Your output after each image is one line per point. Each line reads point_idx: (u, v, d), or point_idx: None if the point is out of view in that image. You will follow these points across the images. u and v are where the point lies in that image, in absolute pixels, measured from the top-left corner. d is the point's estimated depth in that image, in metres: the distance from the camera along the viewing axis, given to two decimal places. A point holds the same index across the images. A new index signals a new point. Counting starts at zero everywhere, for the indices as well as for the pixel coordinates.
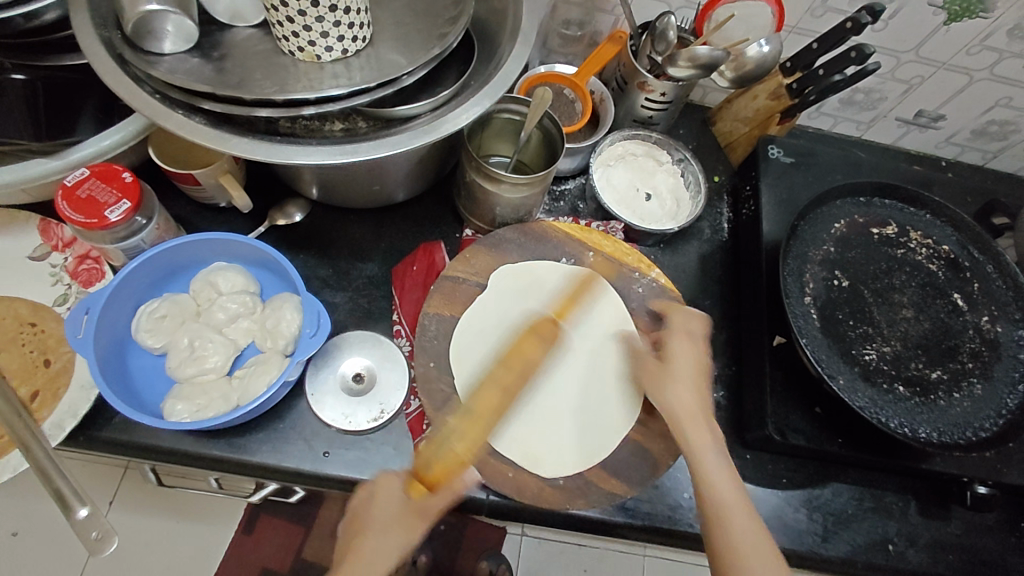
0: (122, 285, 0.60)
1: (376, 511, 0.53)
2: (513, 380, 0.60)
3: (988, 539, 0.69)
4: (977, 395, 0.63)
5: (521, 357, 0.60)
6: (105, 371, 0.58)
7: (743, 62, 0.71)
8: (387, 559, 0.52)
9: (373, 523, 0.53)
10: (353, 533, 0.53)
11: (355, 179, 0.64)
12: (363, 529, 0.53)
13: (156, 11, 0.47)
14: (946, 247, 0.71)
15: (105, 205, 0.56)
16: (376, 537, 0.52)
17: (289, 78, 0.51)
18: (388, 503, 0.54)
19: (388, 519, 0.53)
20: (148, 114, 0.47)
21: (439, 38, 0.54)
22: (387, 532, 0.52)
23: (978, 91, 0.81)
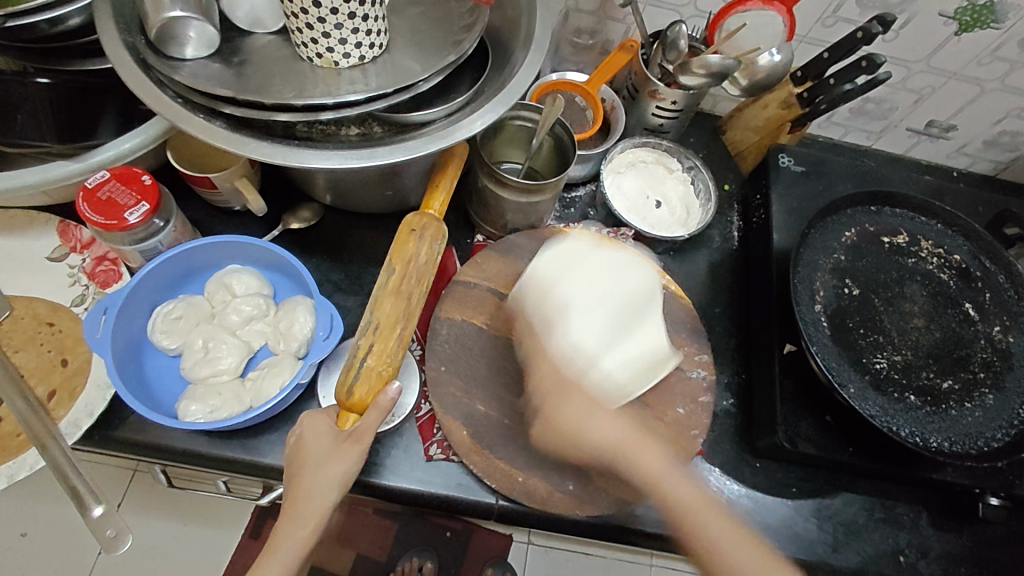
0: (139, 287, 0.61)
1: (310, 451, 0.53)
2: (399, 283, 0.56)
3: (1000, 552, 0.68)
4: (988, 405, 0.63)
5: (406, 256, 0.57)
6: (121, 370, 0.58)
7: (755, 71, 0.72)
8: (322, 501, 0.51)
9: (313, 469, 0.52)
10: (294, 476, 0.52)
11: (369, 184, 0.65)
12: (303, 471, 0.52)
13: (179, 17, 0.48)
14: (957, 257, 0.71)
15: (125, 207, 0.57)
16: (313, 476, 0.51)
17: (307, 84, 0.51)
18: (326, 447, 0.53)
19: (325, 455, 0.52)
20: (169, 119, 0.48)
21: (454, 46, 0.55)
22: (324, 473, 0.51)
23: (990, 102, 0.81)
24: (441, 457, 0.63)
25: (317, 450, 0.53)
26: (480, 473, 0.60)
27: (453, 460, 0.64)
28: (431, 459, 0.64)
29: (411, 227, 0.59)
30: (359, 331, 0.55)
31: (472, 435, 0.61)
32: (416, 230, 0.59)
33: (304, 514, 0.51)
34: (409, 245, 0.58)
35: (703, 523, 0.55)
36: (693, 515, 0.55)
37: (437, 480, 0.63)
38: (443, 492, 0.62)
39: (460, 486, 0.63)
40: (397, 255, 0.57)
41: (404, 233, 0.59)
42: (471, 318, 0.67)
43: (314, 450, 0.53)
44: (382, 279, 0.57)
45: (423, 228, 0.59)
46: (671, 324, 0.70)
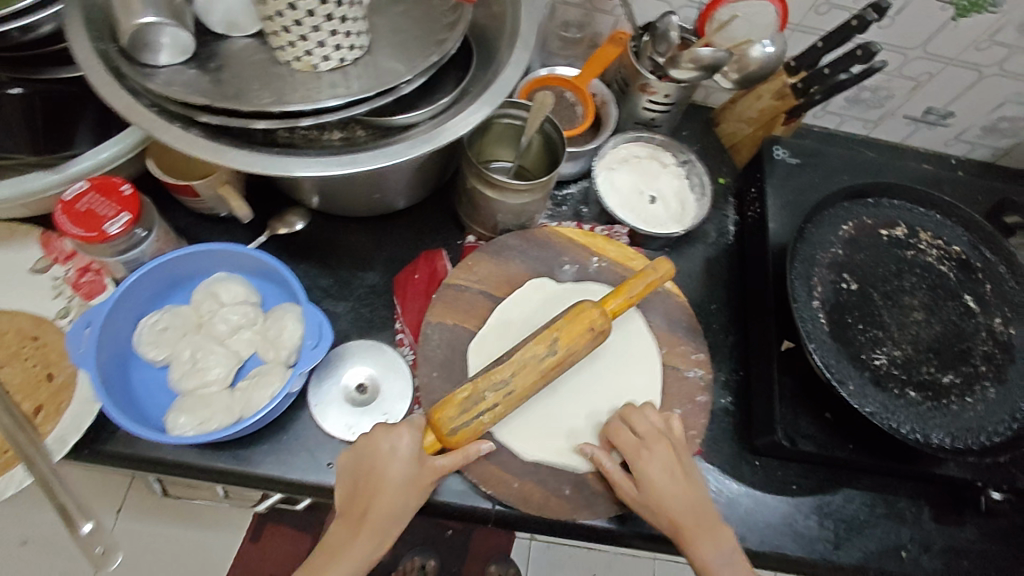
0: (124, 298, 0.60)
1: (391, 478, 0.52)
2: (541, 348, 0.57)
3: (1004, 545, 0.68)
4: (990, 399, 0.62)
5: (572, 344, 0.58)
6: (107, 384, 0.57)
7: (746, 64, 0.69)
8: (396, 522, 0.53)
9: (390, 490, 0.52)
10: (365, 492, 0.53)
11: (355, 187, 0.64)
12: (379, 490, 0.52)
13: (151, 23, 0.46)
14: (957, 248, 0.70)
15: (105, 218, 0.55)
16: (388, 497, 0.52)
17: (286, 88, 0.50)
18: (406, 472, 0.53)
19: (403, 484, 0.53)
20: (144, 128, 0.46)
21: (437, 45, 0.54)
22: (402, 497, 0.53)
23: (988, 87, 0.80)
24: None
25: (394, 479, 0.53)
26: (475, 480, 0.59)
27: (448, 467, 0.63)
28: None
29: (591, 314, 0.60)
30: (494, 383, 0.56)
31: None
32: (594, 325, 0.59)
33: (369, 532, 0.52)
34: (580, 336, 0.59)
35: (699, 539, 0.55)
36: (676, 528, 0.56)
37: (433, 487, 0.62)
38: (438, 499, 0.62)
39: (455, 492, 0.62)
40: (567, 336, 0.58)
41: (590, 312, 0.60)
42: (463, 322, 0.66)
43: (390, 473, 0.53)
44: (540, 354, 0.57)
45: (596, 311, 0.60)
46: (667, 322, 0.69)
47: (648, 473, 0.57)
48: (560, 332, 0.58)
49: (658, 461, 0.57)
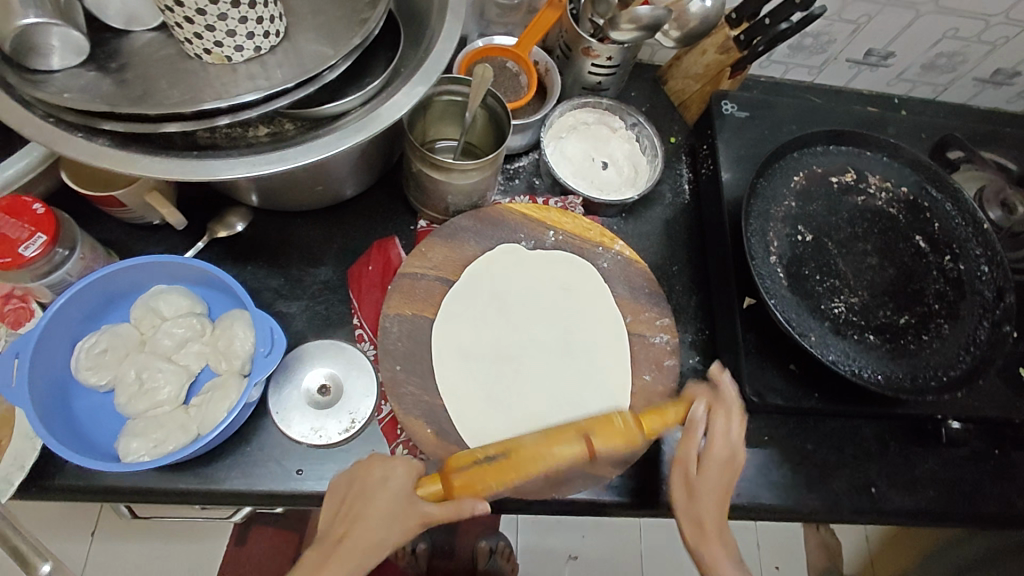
0: (53, 325, 0.56)
1: (382, 503, 0.50)
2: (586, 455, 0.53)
3: (964, 470, 0.71)
4: (944, 335, 0.64)
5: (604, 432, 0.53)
6: (46, 418, 0.54)
7: (686, 20, 0.68)
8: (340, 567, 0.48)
9: (388, 501, 0.50)
10: (360, 497, 0.51)
11: (293, 181, 0.60)
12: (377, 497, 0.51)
13: (35, 24, 0.41)
14: (905, 190, 0.71)
15: (19, 241, 0.51)
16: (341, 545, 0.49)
17: (199, 85, 0.46)
18: (392, 490, 0.51)
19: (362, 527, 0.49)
20: (43, 143, 0.42)
21: (361, 25, 0.50)
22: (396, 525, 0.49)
23: (926, 25, 0.80)
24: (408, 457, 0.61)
25: (399, 488, 0.51)
26: None
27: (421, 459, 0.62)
28: None
29: (625, 430, 0.54)
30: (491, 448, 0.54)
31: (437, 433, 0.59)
32: (598, 443, 0.53)
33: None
34: (614, 441, 0.53)
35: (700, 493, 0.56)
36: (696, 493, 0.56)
37: None
38: None
39: None
40: (601, 435, 0.53)
41: (624, 421, 0.55)
42: (422, 311, 0.64)
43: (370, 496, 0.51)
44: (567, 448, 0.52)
45: (630, 422, 0.55)
46: (629, 291, 0.68)
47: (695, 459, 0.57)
48: (592, 437, 0.53)
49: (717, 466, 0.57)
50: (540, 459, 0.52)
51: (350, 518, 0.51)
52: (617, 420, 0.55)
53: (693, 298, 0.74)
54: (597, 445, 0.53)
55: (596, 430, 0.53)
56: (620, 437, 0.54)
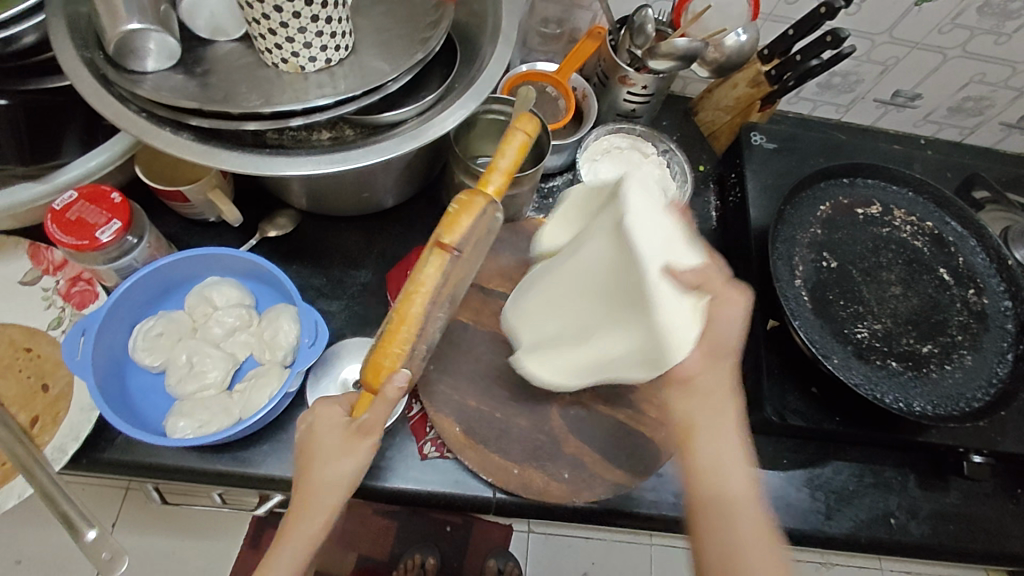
0: (116, 306, 0.60)
1: (323, 440, 0.50)
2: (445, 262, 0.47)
3: (985, 506, 0.71)
4: (967, 366, 0.65)
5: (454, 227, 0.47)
6: (105, 391, 0.58)
7: (721, 52, 0.73)
8: (330, 498, 0.49)
9: (329, 429, 0.50)
10: (307, 445, 0.51)
11: (343, 187, 0.65)
12: (320, 429, 0.51)
13: (138, 30, 0.47)
14: (929, 224, 0.73)
15: (96, 226, 0.56)
16: (319, 474, 0.49)
17: (274, 90, 0.51)
18: (328, 432, 0.50)
19: (332, 451, 0.49)
20: (135, 134, 0.47)
21: (421, 43, 0.55)
22: (337, 437, 0.50)
23: (953, 68, 0.83)
24: (436, 454, 0.63)
25: (331, 419, 0.51)
26: (476, 469, 0.60)
27: (447, 457, 0.64)
28: (426, 458, 0.63)
29: (464, 206, 0.48)
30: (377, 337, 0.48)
31: (465, 432, 0.62)
32: (443, 236, 0.47)
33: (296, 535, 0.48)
34: (463, 221, 0.48)
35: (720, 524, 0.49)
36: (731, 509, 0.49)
37: (436, 478, 0.63)
38: (438, 490, 0.62)
39: (454, 483, 0.63)
40: (448, 224, 0.47)
41: (456, 203, 0.48)
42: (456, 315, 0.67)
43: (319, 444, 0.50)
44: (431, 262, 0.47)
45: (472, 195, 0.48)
46: None
47: (703, 468, 0.51)
48: (442, 236, 0.47)
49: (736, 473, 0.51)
50: (411, 323, 0.46)
51: (301, 469, 0.50)
52: (448, 208, 0.48)
53: None
54: (444, 239, 0.47)
55: (439, 231, 0.47)
56: (465, 214, 0.48)
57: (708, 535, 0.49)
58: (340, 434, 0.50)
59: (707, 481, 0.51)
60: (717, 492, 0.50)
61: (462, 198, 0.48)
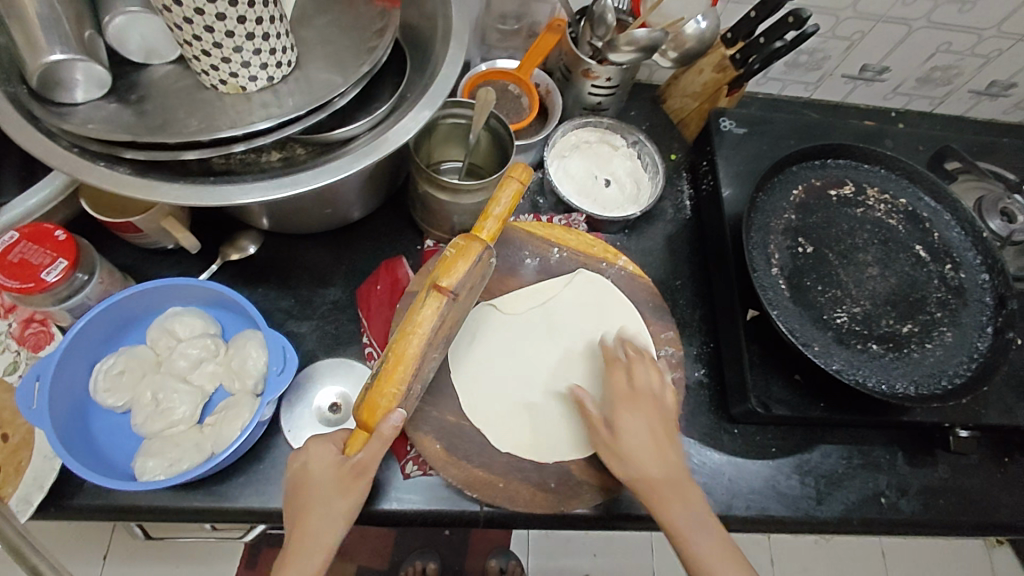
0: (73, 347, 0.58)
1: (317, 479, 0.49)
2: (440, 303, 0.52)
3: (974, 478, 0.71)
4: (948, 343, 0.64)
5: (450, 270, 0.53)
6: (65, 437, 0.55)
7: (682, 41, 0.71)
8: (329, 536, 0.47)
9: (321, 467, 0.49)
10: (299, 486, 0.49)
11: (303, 205, 0.62)
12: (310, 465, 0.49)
13: (62, 60, 0.44)
14: (903, 201, 0.72)
15: (41, 266, 0.53)
16: (318, 511, 0.48)
17: (215, 114, 0.48)
18: (323, 469, 0.49)
19: (330, 486, 0.48)
20: (67, 171, 0.44)
21: (369, 53, 0.53)
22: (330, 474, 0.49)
23: (919, 39, 0.82)
24: (419, 473, 0.62)
25: (325, 456, 0.50)
26: (460, 486, 0.59)
27: (431, 474, 0.62)
28: (408, 477, 0.62)
29: (460, 251, 0.54)
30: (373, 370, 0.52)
31: (446, 448, 0.60)
32: (440, 280, 0.53)
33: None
34: (458, 266, 0.54)
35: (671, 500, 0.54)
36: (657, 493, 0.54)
37: (420, 498, 0.61)
38: (425, 509, 0.61)
39: (442, 499, 0.61)
40: (445, 268, 0.53)
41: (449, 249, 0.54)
42: None
43: (315, 481, 0.49)
44: (433, 303, 0.52)
45: (466, 245, 0.54)
46: (631, 304, 0.69)
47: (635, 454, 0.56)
48: (440, 282, 0.53)
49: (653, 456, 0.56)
50: (408, 360, 0.50)
51: (293, 514, 0.49)
52: (447, 252, 0.54)
53: (697, 311, 0.75)
54: (441, 281, 0.53)
55: (437, 275, 0.54)
56: (461, 258, 0.54)
57: (659, 506, 0.54)
58: (336, 470, 0.49)
59: (640, 463, 0.55)
60: (645, 479, 0.55)
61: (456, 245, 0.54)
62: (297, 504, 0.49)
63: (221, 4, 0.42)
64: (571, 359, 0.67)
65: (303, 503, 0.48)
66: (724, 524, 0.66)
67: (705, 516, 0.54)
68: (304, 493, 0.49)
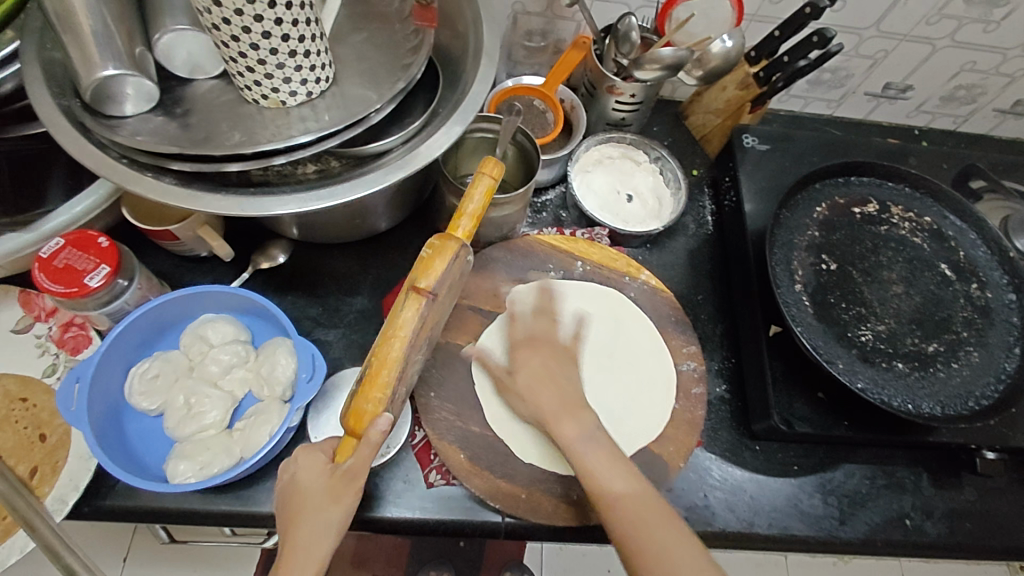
0: (110, 351, 0.59)
1: (309, 488, 0.49)
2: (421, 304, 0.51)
3: (1001, 501, 0.70)
4: (974, 363, 0.64)
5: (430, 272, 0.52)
6: (102, 438, 0.57)
7: (708, 59, 0.72)
8: (321, 548, 0.47)
9: (309, 476, 0.49)
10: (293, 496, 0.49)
11: (334, 215, 0.64)
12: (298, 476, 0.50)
13: (114, 75, 0.46)
14: (928, 219, 0.72)
15: (84, 272, 0.55)
16: (308, 520, 0.48)
17: (256, 127, 0.50)
18: (314, 479, 0.49)
19: (321, 497, 0.48)
20: (116, 181, 0.46)
21: (403, 70, 0.54)
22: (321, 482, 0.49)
23: (943, 59, 0.82)
24: (442, 483, 0.62)
25: (315, 466, 0.50)
26: (483, 496, 0.59)
27: (454, 484, 0.63)
28: (432, 486, 0.62)
29: (437, 250, 0.53)
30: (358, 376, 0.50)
31: (470, 458, 0.61)
32: (420, 282, 0.52)
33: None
34: (437, 265, 0.53)
35: (641, 518, 0.50)
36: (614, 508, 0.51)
37: (441, 506, 0.62)
38: (447, 518, 0.62)
39: (464, 509, 0.62)
40: (423, 268, 0.52)
41: (427, 250, 0.53)
42: (454, 338, 0.66)
43: (306, 492, 0.49)
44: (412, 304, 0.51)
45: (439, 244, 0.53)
46: (652, 318, 0.70)
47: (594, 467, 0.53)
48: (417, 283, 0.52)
49: (616, 472, 0.53)
50: (392, 364, 0.49)
51: (284, 525, 0.49)
52: (424, 253, 0.53)
53: (719, 326, 0.75)
54: (419, 283, 0.52)
55: (415, 275, 0.52)
56: (438, 257, 0.53)
57: (618, 518, 0.50)
58: (327, 479, 0.49)
59: (605, 478, 0.52)
60: (609, 492, 0.52)
61: (435, 245, 0.53)
62: (288, 513, 0.49)
63: (267, 23, 0.44)
64: (593, 373, 0.67)
65: (293, 513, 0.48)
66: (745, 542, 0.65)
67: (670, 527, 0.50)
68: (294, 502, 0.49)
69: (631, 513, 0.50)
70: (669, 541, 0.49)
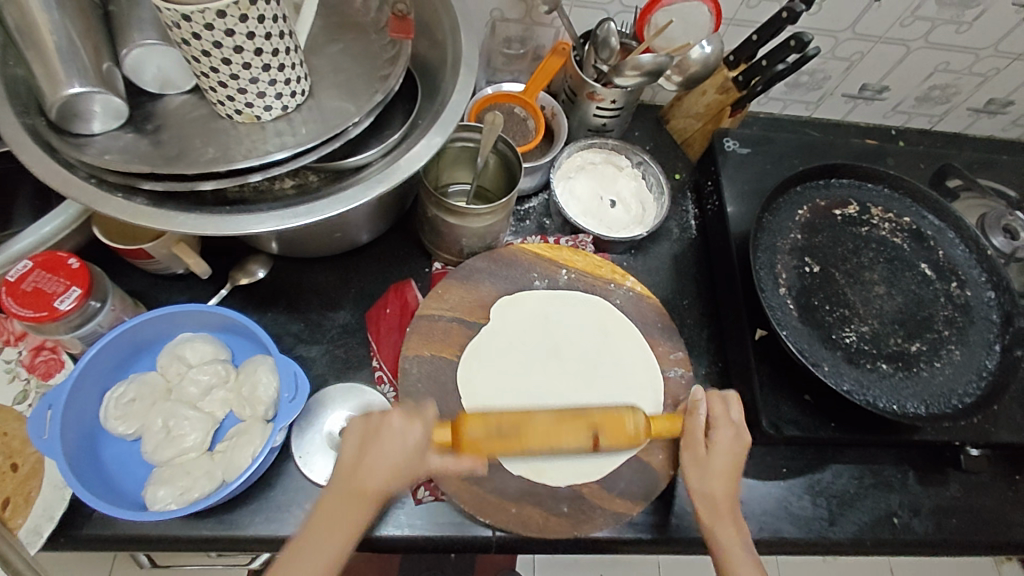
0: (83, 375, 0.58)
1: (387, 446, 0.52)
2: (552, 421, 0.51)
3: (986, 497, 0.70)
4: (957, 361, 0.65)
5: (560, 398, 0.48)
6: (77, 467, 0.55)
7: (687, 66, 0.72)
8: (366, 504, 0.50)
9: (378, 466, 0.51)
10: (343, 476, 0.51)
11: (313, 229, 0.63)
12: (368, 465, 0.50)
13: (81, 93, 0.45)
14: (907, 219, 0.73)
15: (54, 295, 0.53)
16: (367, 472, 0.51)
17: (230, 143, 0.49)
18: (392, 442, 0.52)
19: (394, 456, 0.51)
20: (85, 202, 0.44)
21: (381, 82, 0.53)
22: (384, 480, 0.51)
23: (917, 59, 0.83)
24: (430, 498, 0.62)
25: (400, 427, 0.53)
26: (472, 511, 0.58)
27: (442, 499, 0.62)
28: (419, 502, 0.62)
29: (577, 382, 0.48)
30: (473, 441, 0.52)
31: (458, 473, 0.60)
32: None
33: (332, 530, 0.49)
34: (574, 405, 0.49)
35: (718, 520, 0.53)
36: (718, 510, 0.54)
37: (429, 523, 0.61)
38: (437, 534, 0.61)
39: (453, 524, 0.61)
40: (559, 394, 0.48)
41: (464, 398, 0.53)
42: (440, 351, 0.65)
43: (383, 447, 0.51)
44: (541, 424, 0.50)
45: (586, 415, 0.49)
46: (639, 325, 0.70)
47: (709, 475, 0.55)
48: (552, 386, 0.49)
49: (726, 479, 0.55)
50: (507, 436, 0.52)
51: (348, 466, 0.52)
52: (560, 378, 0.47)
53: (705, 331, 0.75)
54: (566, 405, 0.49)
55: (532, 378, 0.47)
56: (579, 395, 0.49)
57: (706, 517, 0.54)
58: (406, 440, 0.52)
59: (711, 481, 0.54)
60: (705, 495, 0.54)
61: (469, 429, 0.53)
62: (354, 459, 0.52)
63: (238, 37, 0.43)
64: (577, 382, 0.66)
65: (355, 463, 0.51)
66: None
67: (728, 525, 0.53)
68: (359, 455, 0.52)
69: (717, 517, 0.53)
70: (739, 545, 0.52)
